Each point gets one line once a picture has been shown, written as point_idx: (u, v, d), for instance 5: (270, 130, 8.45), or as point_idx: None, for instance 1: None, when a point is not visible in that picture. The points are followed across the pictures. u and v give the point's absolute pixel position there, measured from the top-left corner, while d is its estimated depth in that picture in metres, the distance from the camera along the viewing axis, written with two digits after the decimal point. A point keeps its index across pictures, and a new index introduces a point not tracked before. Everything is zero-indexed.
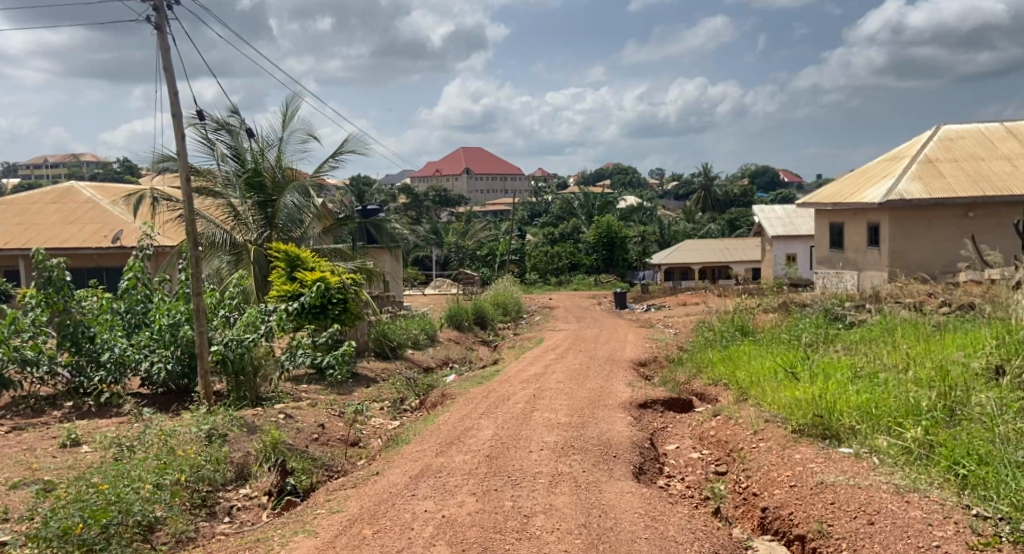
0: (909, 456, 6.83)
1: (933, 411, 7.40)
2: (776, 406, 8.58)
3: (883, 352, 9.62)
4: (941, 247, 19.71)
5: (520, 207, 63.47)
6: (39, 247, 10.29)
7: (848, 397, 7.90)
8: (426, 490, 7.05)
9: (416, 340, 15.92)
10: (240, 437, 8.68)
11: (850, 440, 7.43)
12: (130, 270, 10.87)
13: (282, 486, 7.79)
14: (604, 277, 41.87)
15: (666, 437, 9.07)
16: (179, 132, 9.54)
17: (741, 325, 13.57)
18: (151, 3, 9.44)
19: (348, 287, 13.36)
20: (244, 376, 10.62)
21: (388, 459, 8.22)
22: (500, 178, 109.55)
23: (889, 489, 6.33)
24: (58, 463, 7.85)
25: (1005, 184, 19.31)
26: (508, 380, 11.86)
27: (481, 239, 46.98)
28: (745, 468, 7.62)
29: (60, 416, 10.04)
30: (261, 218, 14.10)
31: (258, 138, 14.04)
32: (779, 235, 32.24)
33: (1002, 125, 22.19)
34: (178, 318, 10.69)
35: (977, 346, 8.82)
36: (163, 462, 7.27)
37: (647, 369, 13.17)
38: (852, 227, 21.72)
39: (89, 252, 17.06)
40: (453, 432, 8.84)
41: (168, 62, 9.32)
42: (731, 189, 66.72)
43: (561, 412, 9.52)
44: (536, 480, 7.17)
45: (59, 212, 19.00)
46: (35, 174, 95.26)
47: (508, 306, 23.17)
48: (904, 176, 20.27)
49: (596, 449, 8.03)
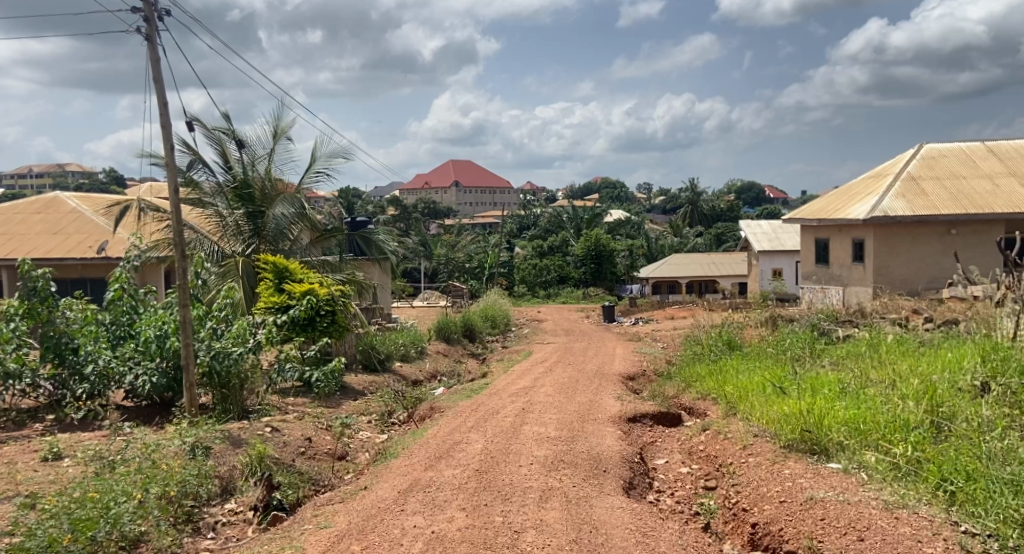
0: (897, 471, 6.83)
1: (921, 426, 7.41)
2: (764, 420, 8.57)
3: (870, 369, 9.65)
4: (926, 263, 19.85)
5: (509, 219, 63.55)
6: (25, 257, 10.37)
7: (836, 413, 7.89)
8: (415, 505, 6.99)
9: (405, 352, 15.89)
10: (225, 450, 8.62)
11: (839, 455, 7.42)
12: (116, 281, 10.80)
13: (269, 501, 7.59)
14: (593, 290, 41.98)
15: (655, 451, 9.07)
16: (168, 143, 9.50)
17: (728, 339, 13.60)
18: (141, 14, 9.42)
19: (338, 299, 13.27)
20: (230, 389, 10.56)
21: (377, 474, 8.15)
22: (489, 191, 110.28)
23: (878, 505, 6.33)
24: (42, 477, 7.78)
25: (987, 202, 19.49)
26: (497, 394, 11.82)
27: (470, 251, 46.82)
28: (734, 483, 7.60)
29: (41, 430, 9.93)
30: (249, 228, 14.03)
31: (248, 149, 14.04)
32: (765, 250, 32.37)
33: (983, 144, 22.46)
34: (164, 330, 10.45)
35: (964, 362, 8.85)
36: (146, 476, 7.15)
37: (636, 383, 13.10)
38: (837, 242, 21.86)
39: (73, 262, 16.91)
40: (442, 446, 8.78)
41: (159, 73, 9.29)
42: (718, 204, 67.03)
43: (551, 426, 9.49)
44: (527, 495, 7.13)
45: (43, 221, 18.87)
46: (20, 183, 94.57)
47: (496, 319, 23.12)
48: (888, 193, 20.43)
49: (586, 463, 8.00)
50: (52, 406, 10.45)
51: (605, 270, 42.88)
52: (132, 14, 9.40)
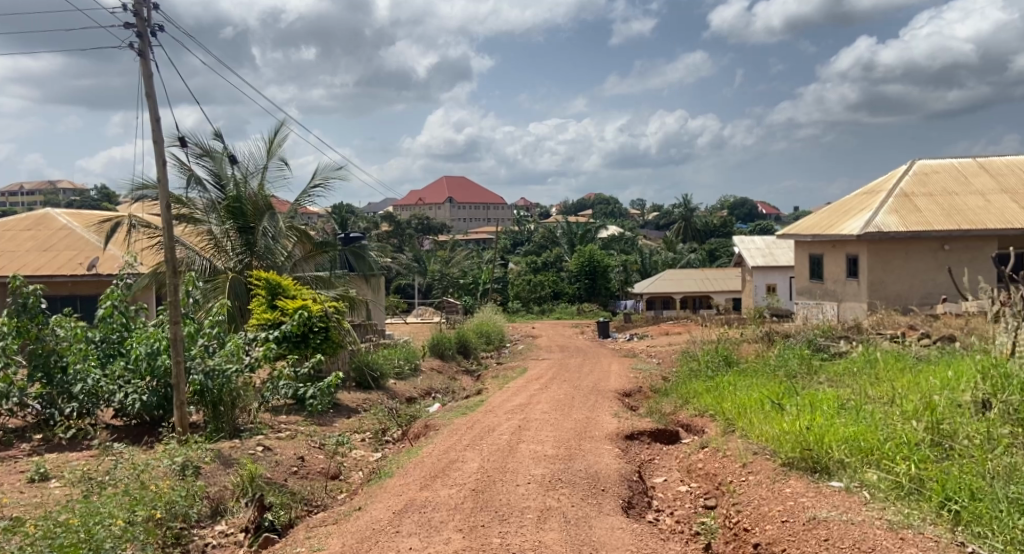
0: (900, 490, 6.71)
1: (923, 444, 7.30)
2: (763, 438, 8.46)
3: (868, 385, 9.56)
4: (920, 279, 19.84)
5: (503, 235, 63.48)
6: (16, 273, 10.20)
7: (836, 430, 7.78)
8: (411, 527, 6.84)
9: (399, 370, 15.77)
10: (216, 470, 8.48)
11: (840, 473, 7.32)
12: (106, 298, 10.68)
13: (260, 522, 7.49)
14: (587, 305, 41.85)
15: (653, 470, 8.96)
16: (161, 159, 9.40)
17: (725, 355, 13.49)
18: (134, 29, 9.35)
19: (331, 315, 13.13)
20: (221, 407, 10.40)
21: (371, 494, 7.99)
22: (483, 207, 110.43)
23: (882, 525, 6.22)
24: (27, 499, 7.61)
25: (979, 218, 19.51)
26: (492, 411, 11.68)
27: (464, 268, 46.71)
28: (735, 503, 7.48)
29: (28, 450, 9.77)
30: (241, 244, 13.91)
31: (241, 165, 13.96)
32: (759, 266, 32.37)
33: (975, 161, 22.52)
34: (155, 347, 10.29)
35: (962, 378, 8.75)
36: (134, 498, 6.95)
37: (632, 400, 12.99)
38: (831, 258, 21.86)
39: (64, 280, 16.74)
40: (437, 465, 8.64)
41: (151, 89, 9.21)
42: (711, 219, 67.12)
43: (547, 444, 9.36)
44: (524, 516, 7.00)
45: (33, 239, 18.72)
46: (11, 201, 94.22)
47: (490, 335, 22.95)
48: (881, 209, 20.46)
49: (584, 482, 7.87)
50: (39, 426, 10.29)
51: (599, 286, 42.79)
52: (125, 30, 9.33)
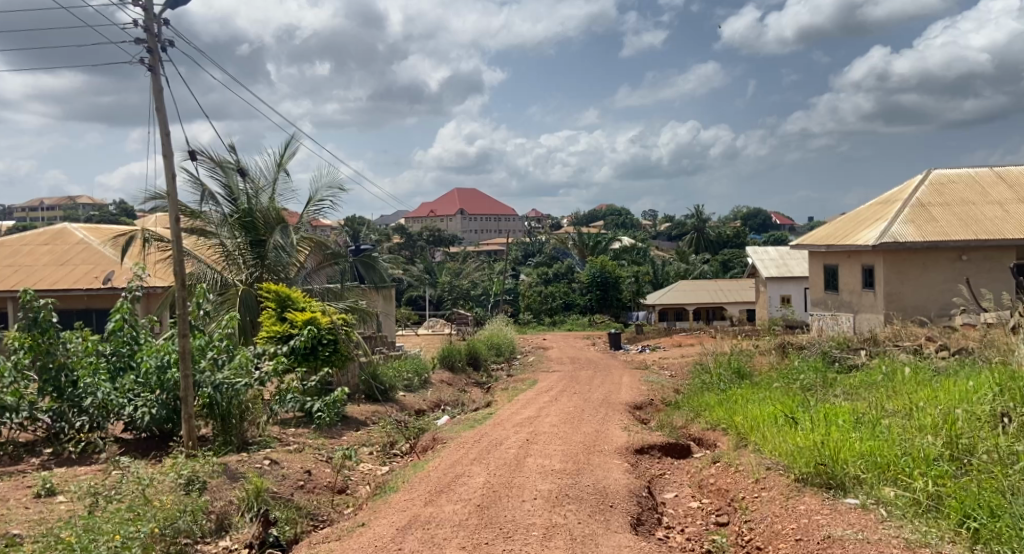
0: (918, 508, 6.53)
1: (942, 459, 7.09)
2: (777, 452, 8.27)
3: (885, 399, 9.38)
4: (936, 290, 19.54)
5: (515, 246, 63.36)
6: (27, 287, 10.15)
7: (852, 445, 7.60)
8: (414, 544, 6.71)
9: (408, 382, 15.66)
10: (222, 483, 8.32)
11: (855, 489, 7.14)
12: (117, 311, 10.67)
13: (264, 538, 7.44)
14: (599, 316, 41.59)
15: (664, 485, 8.79)
16: (171, 174, 9.37)
17: (738, 367, 13.31)
18: (145, 44, 9.35)
19: (340, 328, 13.02)
20: (230, 420, 10.30)
21: (376, 509, 7.87)
22: (495, 219, 110.51)
23: (899, 544, 6.04)
24: (30, 515, 7.54)
25: (997, 228, 19.25)
26: (501, 424, 11.54)
27: (475, 279, 46.62)
28: (747, 519, 7.32)
29: (37, 465, 9.72)
30: (252, 257, 13.88)
31: (251, 179, 13.93)
32: (773, 276, 32.12)
33: (992, 170, 22.24)
34: (165, 360, 10.35)
35: (979, 391, 8.57)
36: (135, 514, 6.86)
37: (643, 413, 12.82)
38: (846, 269, 21.61)
39: (79, 293, 16.79)
40: (443, 480, 8.51)
41: (161, 103, 9.20)
42: (725, 230, 66.72)
43: (555, 458, 9.23)
44: (530, 532, 6.86)
45: (49, 253, 18.80)
46: (29, 215, 95.31)
47: (501, 346, 22.83)
48: (897, 218, 20.23)
49: (592, 498, 7.72)
50: (49, 440, 10.24)
51: (611, 297, 42.58)
52: (135, 45, 9.33)
